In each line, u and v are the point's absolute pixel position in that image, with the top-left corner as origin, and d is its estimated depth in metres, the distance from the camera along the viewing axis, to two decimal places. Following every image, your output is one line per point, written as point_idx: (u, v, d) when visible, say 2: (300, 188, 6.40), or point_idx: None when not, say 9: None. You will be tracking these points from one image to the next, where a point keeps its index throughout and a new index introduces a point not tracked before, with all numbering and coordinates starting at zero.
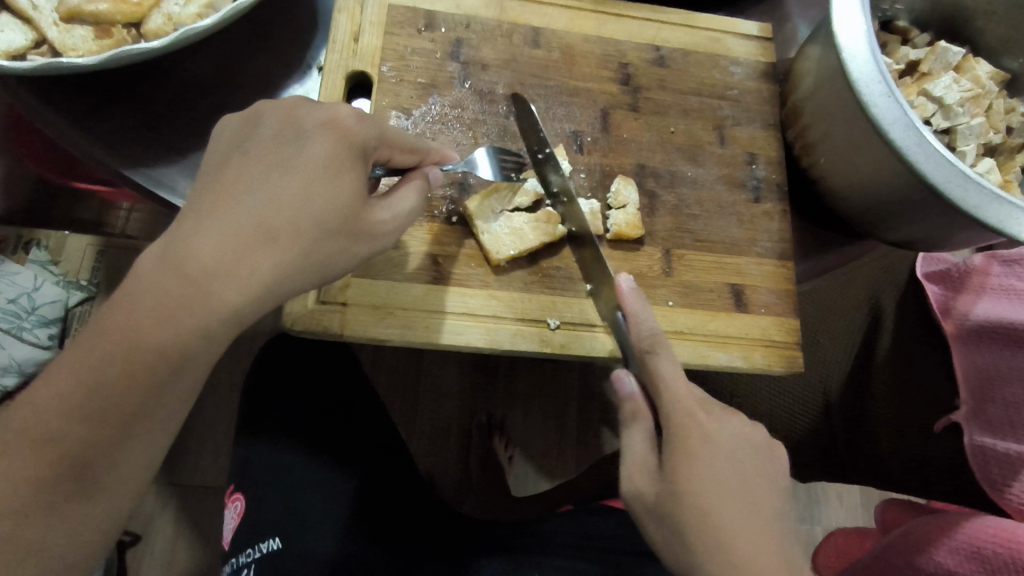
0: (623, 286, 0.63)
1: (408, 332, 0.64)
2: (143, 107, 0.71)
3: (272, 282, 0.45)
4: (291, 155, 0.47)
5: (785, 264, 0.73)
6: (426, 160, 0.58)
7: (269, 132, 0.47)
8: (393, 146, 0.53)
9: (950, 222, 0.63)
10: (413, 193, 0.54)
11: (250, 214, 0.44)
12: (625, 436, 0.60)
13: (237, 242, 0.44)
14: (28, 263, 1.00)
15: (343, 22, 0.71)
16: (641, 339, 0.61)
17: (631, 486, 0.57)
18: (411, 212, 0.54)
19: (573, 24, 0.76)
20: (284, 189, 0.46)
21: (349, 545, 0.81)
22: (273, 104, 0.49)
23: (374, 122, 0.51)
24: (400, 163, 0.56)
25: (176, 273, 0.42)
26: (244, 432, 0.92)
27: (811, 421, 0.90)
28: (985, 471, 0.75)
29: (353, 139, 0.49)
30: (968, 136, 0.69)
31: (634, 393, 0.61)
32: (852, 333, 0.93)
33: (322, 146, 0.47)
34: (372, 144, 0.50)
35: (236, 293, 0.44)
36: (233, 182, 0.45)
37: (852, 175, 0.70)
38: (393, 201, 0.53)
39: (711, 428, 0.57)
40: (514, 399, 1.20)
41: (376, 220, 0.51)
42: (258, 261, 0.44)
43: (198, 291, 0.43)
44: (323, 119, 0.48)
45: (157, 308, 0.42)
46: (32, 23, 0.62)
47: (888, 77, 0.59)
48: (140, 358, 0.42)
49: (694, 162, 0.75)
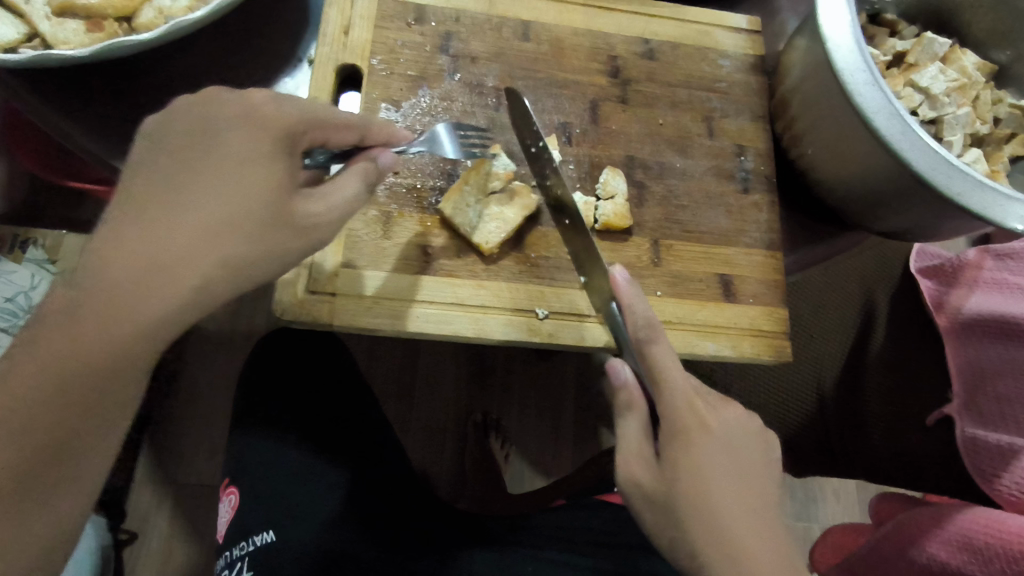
0: (617, 278, 0.60)
1: (396, 323, 0.65)
2: (136, 100, 0.71)
3: (224, 274, 0.44)
4: (215, 146, 0.45)
5: (774, 254, 0.74)
6: (370, 141, 0.57)
7: (181, 127, 0.45)
8: (326, 128, 0.51)
9: (935, 211, 0.63)
10: (355, 179, 0.52)
11: (189, 209, 0.43)
12: (619, 425, 0.58)
13: (187, 235, 0.43)
14: (25, 261, 1.01)
15: (334, 15, 0.72)
16: (638, 327, 0.58)
17: (627, 474, 0.56)
18: (351, 203, 0.51)
19: (562, 18, 0.77)
20: (217, 182, 0.44)
21: (340, 541, 0.79)
22: (186, 99, 0.46)
23: (292, 104, 0.49)
24: (338, 143, 0.54)
25: (121, 269, 0.41)
26: (235, 426, 0.93)
27: (806, 414, 0.87)
28: (975, 462, 0.76)
29: (281, 128, 0.47)
30: (955, 126, 0.69)
31: (629, 381, 0.58)
32: (847, 324, 0.90)
33: (245, 138, 0.46)
34: (299, 129, 0.48)
35: (201, 286, 0.43)
36: (157, 178, 0.44)
37: (839, 165, 0.70)
38: (327, 192, 0.50)
39: (692, 401, 0.56)
40: (509, 395, 1.21)
41: (305, 212, 0.48)
42: (205, 255, 0.43)
43: (147, 285, 0.42)
44: (241, 109, 0.47)
45: (107, 304, 0.41)
46: (25, 16, 0.63)
47: (873, 66, 0.60)
48: (99, 351, 0.41)
49: (683, 154, 0.75)
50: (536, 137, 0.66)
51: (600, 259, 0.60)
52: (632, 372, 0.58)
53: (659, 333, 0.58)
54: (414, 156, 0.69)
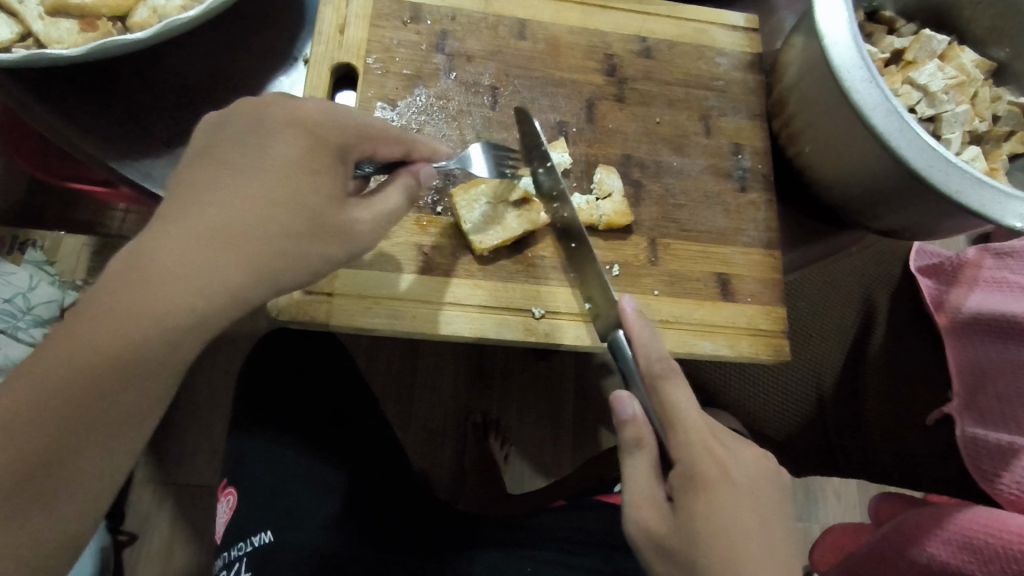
0: (624, 306, 0.61)
1: (395, 322, 0.65)
2: (131, 100, 0.71)
3: (219, 292, 0.42)
4: (248, 156, 0.46)
5: (772, 253, 0.73)
6: (414, 156, 0.57)
7: (229, 133, 0.47)
8: (374, 140, 0.53)
9: (935, 210, 0.63)
10: (400, 191, 0.55)
11: (199, 219, 0.43)
12: (626, 465, 0.57)
13: (193, 247, 0.42)
14: (23, 262, 0.98)
15: (329, 14, 0.71)
16: (653, 362, 0.58)
17: (638, 519, 0.54)
18: (389, 214, 0.54)
19: (558, 16, 0.77)
20: (230, 195, 0.44)
21: (341, 544, 0.78)
22: (242, 102, 0.49)
23: (347, 116, 0.51)
24: (385, 156, 0.55)
25: (121, 285, 0.40)
26: (237, 425, 0.92)
27: (805, 414, 0.86)
28: (975, 463, 0.75)
29: (326, 140, 0.49)
30: (954, 123, 0.69)
31: (637, 416, 0.55)
32: (845, 323, 0.90)
33: (291, 145, 0.47)
34: (349, 142, 0.50)
35: (203, 297, 0.42)
36: (188, 189, 0.44)
37: (837, 163, 0.70)
38: (372, 203, 0.53)
39: (684, 418, 0.56)
40: (508, 395, 1.20)
41: (353, 220, 0.51)
42: (205, 269, 0.42)
43: (148, 298, 0.40)
44: (290, 116, 0.48)
45: (108, 320, 0.40)
46: (18, 15, 0.62)
47: (870, 62, 0.60)
48: (91, 364, 0.39)
49: (681, 152, 0.75)
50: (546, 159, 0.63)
51: (609, 294, 0.61)
52: (639, 408, 0.56)
53: (675, 369, 0.59)
54: None
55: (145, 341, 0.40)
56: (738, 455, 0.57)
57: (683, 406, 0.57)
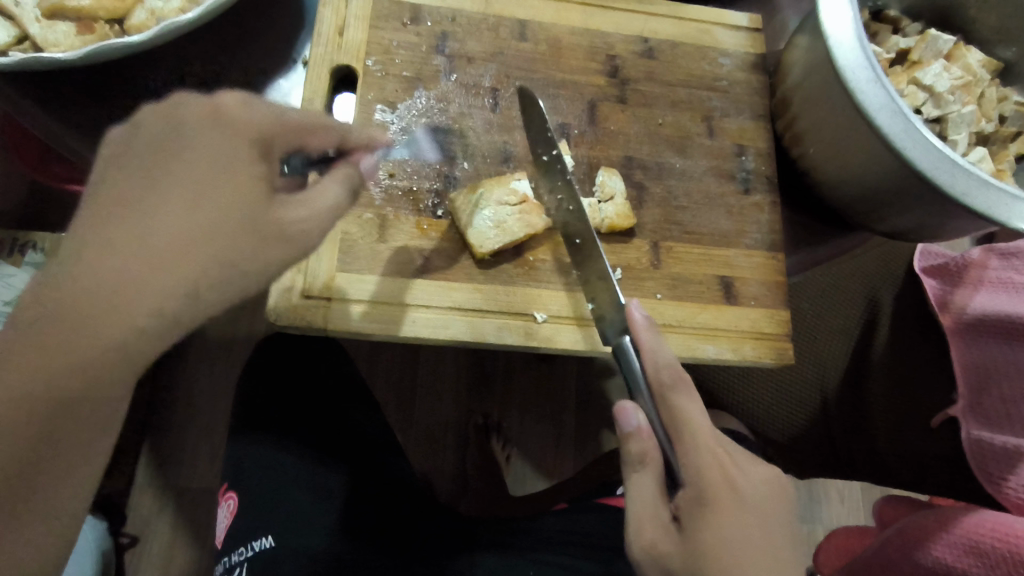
0: (634, 312, 0.59)
1: (395, 327, 0.64)
2: (129, 103, 0.71)
3: (165, 305, 0.39)
4: (171, 157, 0.40)
5: (775, 256, 0.73)
6: (353, 142, 0.50)
7: (146, 138, 0.41)
8: (301, 131, 0.45)
9: (941, 212, 0.62)
10: (337, 183, 0.46)
11: (128, 232, 0.38)
12: (630, 482, 0.56)
13: (131, 270, 0.38)
14: (24, 265, 0.96)
15: (328, 16, 0.71)
16: (662, 370, 0.58)
17: (642, 541, 0.54)
18: (334, 211, 0.45)
19: (559, 17, 0.76)
20: (161, 200, 0.39)
21: (343, 549, 0.78)
22: (153, 104, 0.42)
23: (263, 105, 0.43)
24: (318, 144, 0.47)
25: (63, 305, 0.37)
26: (235, 428, 0.90)
27: (808, 416, 0.86)
28: (982, 465, 0.74)
29: (244, 129, 0.42)
30: (960, 124, 0.68)
31: (641, 428, 0.55)
32: (849, 326, 0.90)
33: (212, 142, 0.41)
34: (268, 131, 0.43)
35: (161, 316, 0.39)
36: (108, 196, 0.39)
37: (842, 164, 0.69)
38: (308, 197, 0.44)
39: (693, 423, 0.57)
40: (511, 398, 1.20)
41: (286, 218, 0.43)
42: (142, 287, 0.38)
43: (96, 319, 0.38)
44: (202, 109, 0.41)
45: (60, 338, 0.38)
46: (14, 19, 0.62)
47: (876, 63, 0.59)
48: (72, 383, 0.39)
49: (683, 154, 0.74)
50: (552, 149, 0.64)
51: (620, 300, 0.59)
52: (643, 420, 0.55)
53: (682, 381, 0.58)
54: (410, 157, 0.68)
55: (105, 354, 0.39)
56: (743, 464, 0.58)
57: (695, 419, 0.57)
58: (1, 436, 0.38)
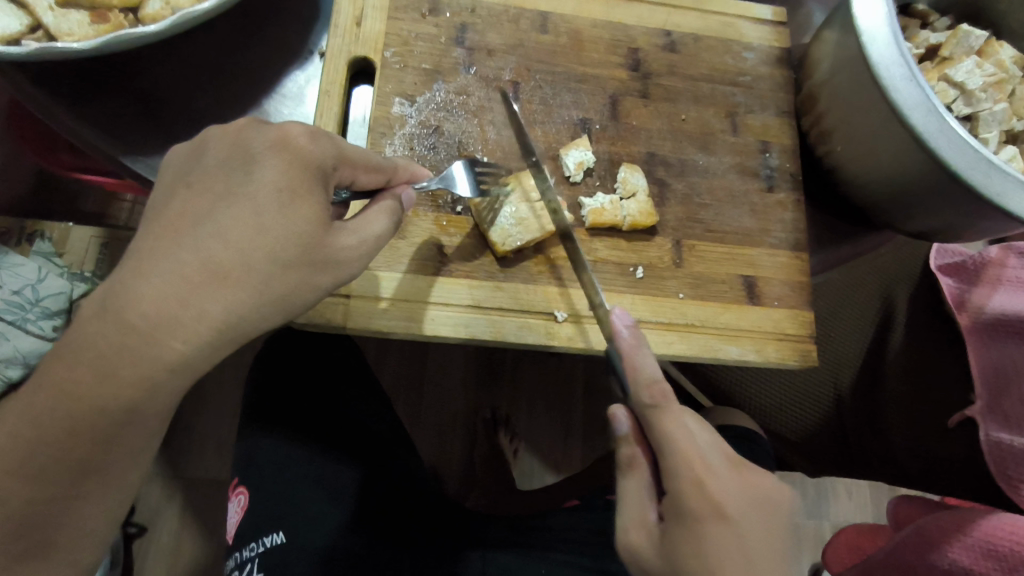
0: (618, 325, 0.58)
1: (412, 325, 0.63)
2: (143, 94, 0.70)
3: (228, 320, 0.43)
4: (238, 183, 0.45)
5: (800, 255, 0.71)
6: (395, 179, 0.56)
7: (214, 160, 0.45)
8: (356, 166, 0.51)
9: (972, 213, 0.61)
10: (384, 215, 0.53)
11: (195, 252, 0.42)
12: (619, 486, 0.58)
13: (177, 287, 0.42)
14: (33, 254, 0.93)
15: (345, 6, 0.69)
16: (642, 390, 0.56)
17: (625, 538, 0.56)
18: (379, 237, 0.51)
19: (581, 8, 0.74)
20: (228, 224, 0.43)
21: (351, 539, 0.79)
22: (216, 130, 0.47)
23: (327, 140, 0.48)
24: (364, 185, 0.53)
25: (131, 314, 0.41)
26: (247, 424, 0.89)
27: (821, 415, 0.85)
28: (1001, 468, 0.74)
29: (309, 161, 0.47)
30: (991, 123, 0.67)
31: (629, 434, 0.58)
32: (865, 325, 0.88)
33: (275, 169, 0.45)
34: (330, 164, 0.48)
35: (194, 335, 0.42)
36: (178, 217, 0.43)
37: (871, 162, 0.68)
38: (359, 226, 0.50)
39: (669, 426, 0.55)
40: (519, 391, 1.19)
41: (341, 246, 0.48)
42: (208, 303, 0.42)
43: (135, 334, 0.41)
44: (272, 139, 0.46)
45: (104, 348, 0.41)
46: (27, 7, 0.60)
47: (911, 59, 0.57)
48: (117, 386, 0.42)
49: (705, 150, 0.73)
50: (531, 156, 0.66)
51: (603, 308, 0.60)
52: (632, 425, 0.58)
53: (665, 395, 0.56)
54: (429, 152, 0.67)
55: (141, 361, 0.42)
56: (711, 456, 0.55)
57: (674, 427, 0.55)
58: (57, 418, 0.43)
